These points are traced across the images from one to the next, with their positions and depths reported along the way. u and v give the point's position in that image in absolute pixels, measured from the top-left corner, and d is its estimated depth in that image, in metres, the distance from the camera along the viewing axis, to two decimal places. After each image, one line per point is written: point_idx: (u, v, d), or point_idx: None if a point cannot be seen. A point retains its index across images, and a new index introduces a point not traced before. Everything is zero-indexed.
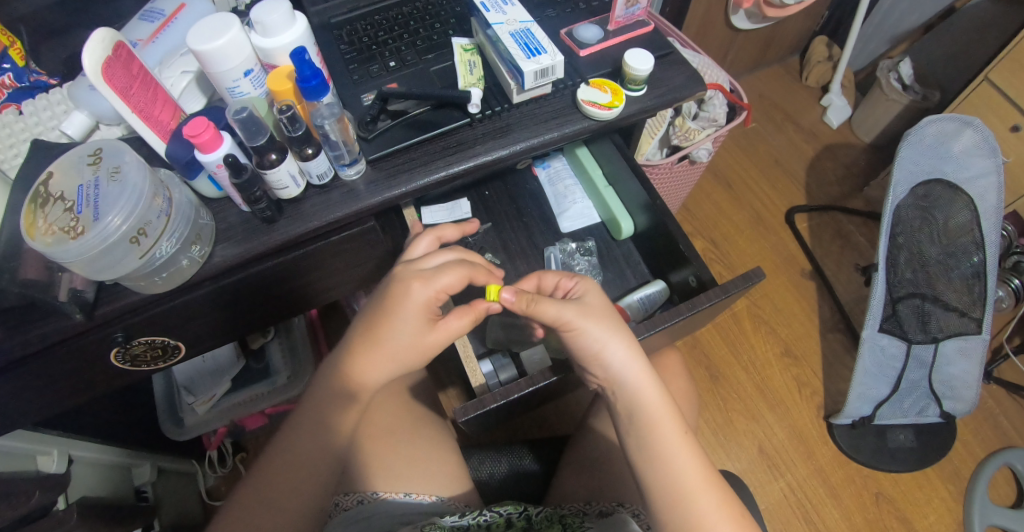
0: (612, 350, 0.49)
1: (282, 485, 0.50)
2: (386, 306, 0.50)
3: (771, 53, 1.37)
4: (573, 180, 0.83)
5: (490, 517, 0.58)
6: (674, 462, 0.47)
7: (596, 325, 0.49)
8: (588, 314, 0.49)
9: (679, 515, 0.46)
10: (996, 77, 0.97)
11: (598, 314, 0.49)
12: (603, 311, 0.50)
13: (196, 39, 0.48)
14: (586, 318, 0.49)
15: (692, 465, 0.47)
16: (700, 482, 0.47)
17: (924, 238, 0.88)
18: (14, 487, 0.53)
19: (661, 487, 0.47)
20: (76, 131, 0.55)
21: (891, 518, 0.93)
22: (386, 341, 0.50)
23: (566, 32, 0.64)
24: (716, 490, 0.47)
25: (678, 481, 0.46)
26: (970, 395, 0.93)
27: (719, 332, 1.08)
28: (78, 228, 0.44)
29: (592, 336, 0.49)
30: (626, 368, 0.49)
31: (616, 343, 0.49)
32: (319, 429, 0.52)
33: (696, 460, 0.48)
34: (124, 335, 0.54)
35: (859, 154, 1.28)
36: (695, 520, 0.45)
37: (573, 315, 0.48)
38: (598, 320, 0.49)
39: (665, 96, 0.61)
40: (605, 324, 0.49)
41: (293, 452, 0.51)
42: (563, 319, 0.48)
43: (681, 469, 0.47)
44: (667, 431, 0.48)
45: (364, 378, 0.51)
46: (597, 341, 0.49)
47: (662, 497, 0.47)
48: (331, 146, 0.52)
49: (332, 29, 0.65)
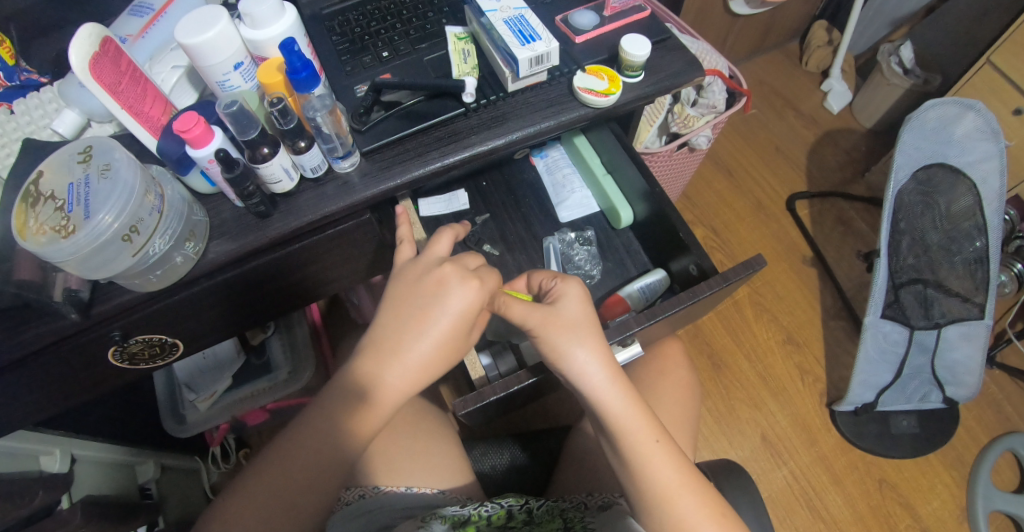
0: (577, 354, 0.49)
1: (298, 486, 0.48)
2: (419, 309, 0.49)
3: (771, 38, 1.35)
4: (572, 169, 0.82)
5: (490, 509, 0.57)
6: (650, 465, 0.47)
7: (562, 336, 0.49)
8: (552, 323, 0.49)
9: (657, 515, 0.47)
10: (998, 60, 0.96)
11: (560, 328, 0.49)
12: (568, 319, 0.50)
13: (183, 32, 0.47)
14: (547, 330, 0.49)
15: (671, 466, 0.47)
16: (676, 485, 0.47)
17: (926, 223, 0.87)
18: (16, 487, 0.53)
19: (638, 489, 0.48)
20: (68, 129, 0.54)
21: (894, 505, 0.92)
22: (425, 342, 0.48)
23: (561, 18, 0.63)
24: (694, 490, 0.47)
25: (655, 483, 0.47)
26: (973, 380, 0.92)
27: (721, 320, 1.08)
28: (69, 227, 0.43)
29: (555, 345, 0.49)
30: (588, 375, 0.49)
31: (580, 350, 0.49)
32: (333, 434, 0.48)
33: (674, 459, 0.48)
34: (121, 334, 0.53)
35: (861, 139, 1.27)
36: (677, 520, 0.46)
37: (535, 323, 0.49)
38: (560, 331, 0.49)
39: (662, 83, 0.60)
40: (570, 335, 0.49)
41: (306, 450, 0.48)
42: (527, 324, 0.50)
43: (657, 471, 0.47)
44: (639, 436, 0.48)
45: (392, 381, 0.48)
46: (562, 345, 0.49)
47: (641, 498, 0.48)
48: (323, 139, 0.52)
49: (324, 21, 0.64)
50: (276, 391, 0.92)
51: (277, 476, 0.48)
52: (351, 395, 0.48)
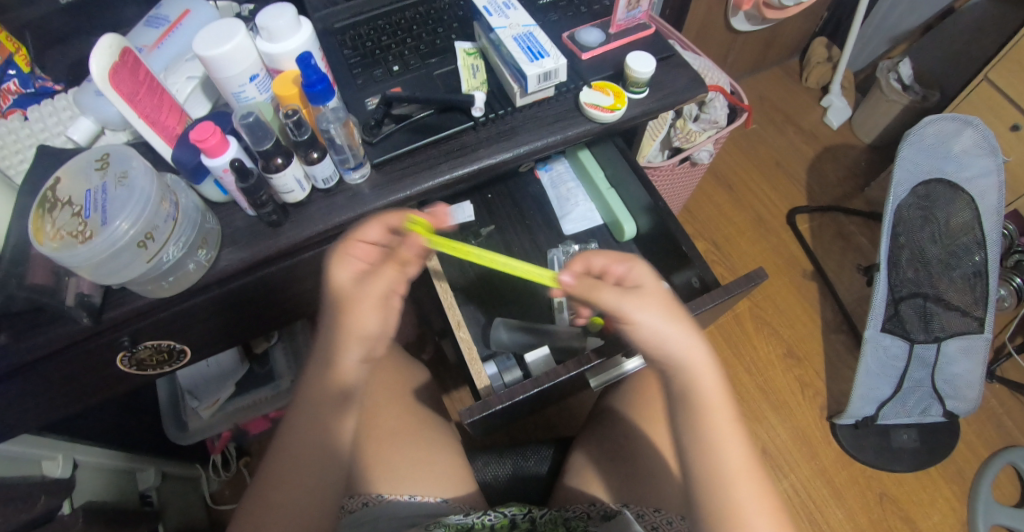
0: (674, 343, 0.44)
1: (296, 491, 0.48)
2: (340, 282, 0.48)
3: (771, 55, 1.37)
4: (576, 183, 0.83)
5: (495, 517, 0.58)
6: (720, 448, 0.46)
7: (657, 313, 0.44)
8: (648, 304, 0.44)
9: (719, 498, 0.45)
10: (995, 77, 0.97)
11: (656, 305, 0.44)
12: (659, 297, 0.45)
13: (202, 44, 0.48)
14: (646, 307, 0.44)
15: (741, 452, 0.46)
16: (742, 470, 0.45)
17: (927, 238, 0.88)
18: (19, 493, 0.53)
19: (706, 470, 0.46)
20: (82, 136, 0.55)
21: (895, 519, 0.92)
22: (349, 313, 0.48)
23: (568, 36, 0.65)
24: (758, 479, 0.46)
25: (724, 465, 0.45)
26: (973, 394, 0.93)
27: (721, 333, 1.08)
28: (87, 232, 0.45)
29: (651, 328, 0.43)
30: (681, 356, 0.44)
31: (675, 329, 0.44)
32: (309, 429, 0.49)
33: (745, 447, 0.46)
34: (130, 340, 0.54)
35: (861, 155, 1.28)
36: (735, 507, 0.45)
37: (632, 306, 0.43)
38: (660, 310, 0.44)
39: (666, 99, 0.61)
40: (666, 315, 0.44)
41: (296, 453, 0.49)
42: (620, 310, 0.43)
43: (726, 455, 0.46)
44: (720, 417, 0.46)
45: (338, 364, 0.48)
46: (658, 337, 0.44)
47: (702, 478, 0.46)
48: (335, 150, 0.53)
49: (336, 35, 0.65)
50: (279, 401, 0.90)
51: (276, 483, 0.48)
52: (328, 395, 0.49)
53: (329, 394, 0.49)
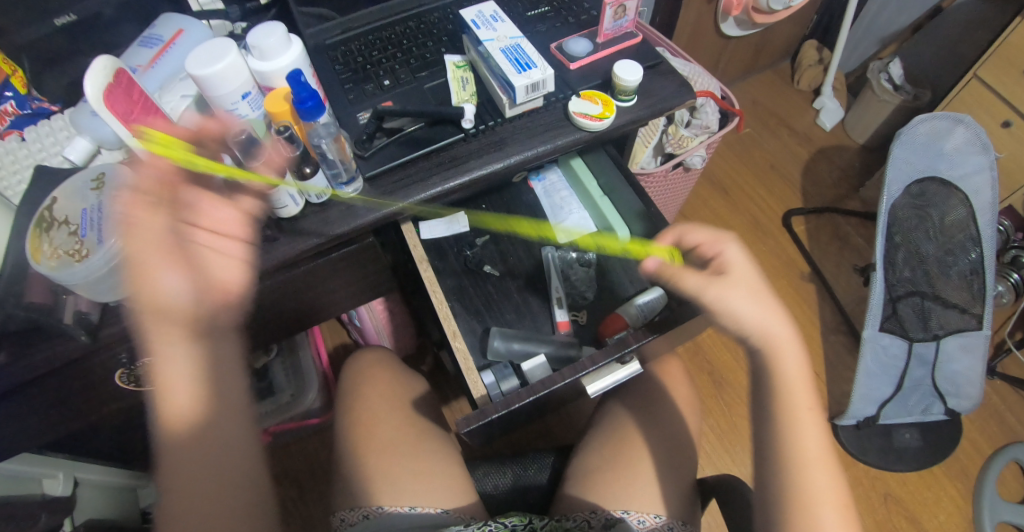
0: (757, 322, 0.52)
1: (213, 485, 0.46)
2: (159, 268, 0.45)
3: (762, 59, 1.38)
4: (569, 190, 0.84)
5: (495, 529, 0.57)
6: (800, 431, 0.51)
7: (733, 299, 0.51)
8: (730, 285, 0.52)
9: (791, 477, 0.49)
10: (985, 74, 0.98)
11: (735, 289, 0.52)
12: (743, 280, 0.52)
13: (195, 64, 0.49)
14: (724, 293, 0.51)
15: (819, 440, 0.51)
16: (815, 456, 0.50)
17: (921, 236, 0.89)
18: (19, 513, 0.53)
19: (783, 449, 0.50)
20: (79, 156, 0.56)
21: (900, 519, 0.92)
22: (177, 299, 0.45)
23: (556, 46, 0.65)
24: (830, 468, 0.50)
25: (799, 447, 0.50)
26: (975, 392, 0.92)
27: (720, 337, 1.08)
28: (82, 251, 0.46)
29: (734, 310, 0.51)
30: (766, 333, 0.52)
31: (755, 311, 0.51)
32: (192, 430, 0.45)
33: (822, 436, 0.51)
34: (129, 357, 0.55)
35: (855, 156, 1.29)
36: (805, 489, 0.48)
37: (712, 292, 0.52)
38: (740, 293, 0.51)
39: (655, 106, 0.62)
40: (750, 298, 0.51)
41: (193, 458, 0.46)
42: (699, 291, 0.52)
43: (806, 439, 0.50)
44: (800, 402, 0.52)
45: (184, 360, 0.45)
46: (744, 316, 0.51)
47: (778, 456, 0.50)
48: (328, 165, 0.54)
49: (327, 51, 0.66)
50: (279, 414, 0.91)
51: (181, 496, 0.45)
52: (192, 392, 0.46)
53: (189, 372, 0.46)
